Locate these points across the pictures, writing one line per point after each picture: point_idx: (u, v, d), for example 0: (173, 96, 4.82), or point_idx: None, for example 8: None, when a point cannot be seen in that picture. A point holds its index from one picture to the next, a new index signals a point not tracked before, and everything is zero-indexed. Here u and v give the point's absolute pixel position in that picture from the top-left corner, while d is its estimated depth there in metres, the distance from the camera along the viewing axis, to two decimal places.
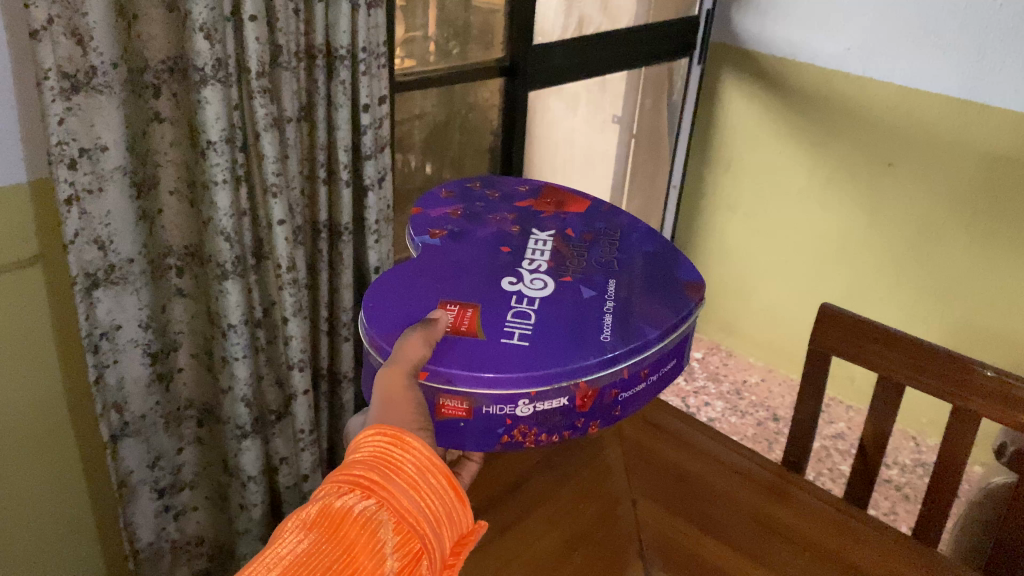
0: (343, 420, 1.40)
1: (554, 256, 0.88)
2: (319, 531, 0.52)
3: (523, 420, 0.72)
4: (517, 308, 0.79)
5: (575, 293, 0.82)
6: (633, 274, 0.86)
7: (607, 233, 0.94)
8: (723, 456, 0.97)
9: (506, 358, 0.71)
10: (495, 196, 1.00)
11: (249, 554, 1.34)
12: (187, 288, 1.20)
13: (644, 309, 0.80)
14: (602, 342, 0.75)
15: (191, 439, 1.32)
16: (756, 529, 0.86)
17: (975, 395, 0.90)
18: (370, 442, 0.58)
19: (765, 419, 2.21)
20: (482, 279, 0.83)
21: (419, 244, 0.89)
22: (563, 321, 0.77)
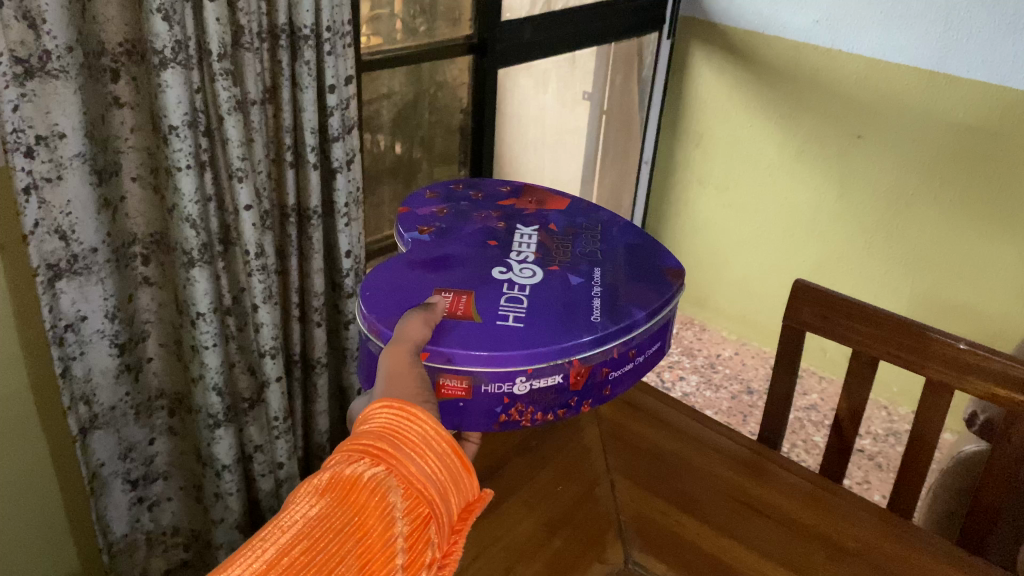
0: (316, 408, 1.38)
1: (537, 249, 0.87)
2: (330, 495, 0.50)
3: (521, 396, 0.71)
4: (509, 294, 0.78)
5: (562, 281, 0.81)
6: (615, 263, 0.86)
7: (587, 226, 0.93)
8: (701, 434, 0.97)
9: (503, 339, 0.71)
10: (477, 197, 0.98)
11: (226, 543, 1.34)
12: (153, 276, 1.17)
13: (625, 293, 0.80)
14: (592, 323, 0.74)
15: (163, 429, 1.30)
16: (734, 506, 0.86)
17: (943, 367, 0.89)
18: (378, 415, 0.55)
19: (739, 392, 2.22)
20: (472, 272, 0.81)
21: (411, 243, 0.87)
22: (551, 306, 0.76)
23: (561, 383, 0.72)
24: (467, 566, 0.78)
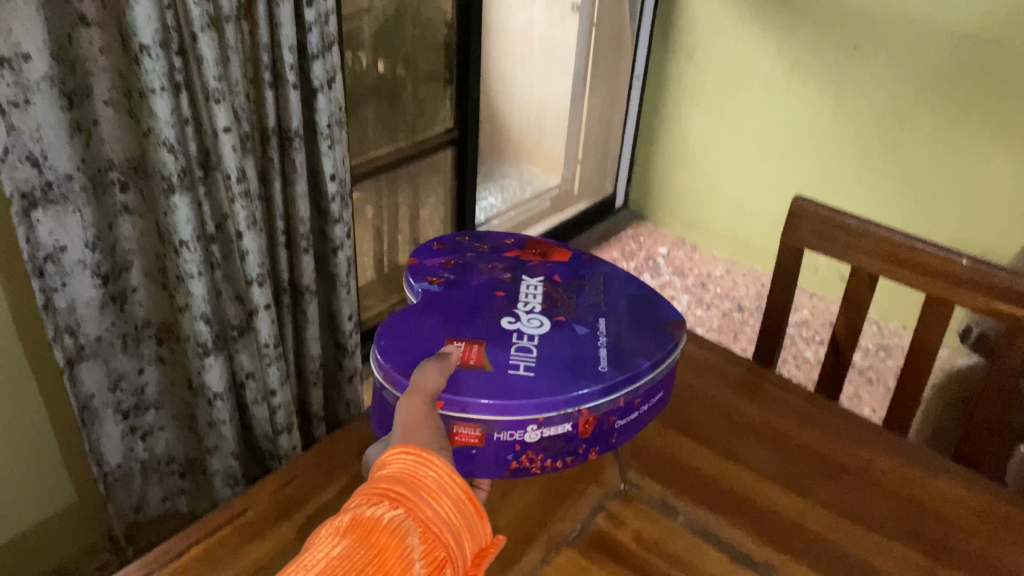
0: (306, 334, 1.37)
1: (544, 294, 0.82)
2: (350, 536, 0.48)
3: (530, 442, 0.68)
4: (517, 343, 0.73)
5: (568, 331, 0.76)
6: (619, 309, 0.81)
7: (589, 273, 0.86)
8: (698, 357, 0.95)
9: (513, 390, 0.67)
10: (483, 247, 0.89)
11: (222, 470, 1.34)
12: (133, 204, 1.13)
13: (629, 343, 0.75)
14: (599, 372, 0.70)
15: (152, 359, 1.28)
16: (730, 427, 0.86)
17: (926, 275, 0.89)
18: (397, 461, 0.53)
19: (730, 310, 2.19)
20: (480, 318, 0.77)
21: (422, 293, 0.80)
22: (558, 355, 0.72)
23: (570, 431, 0.69)
24: None
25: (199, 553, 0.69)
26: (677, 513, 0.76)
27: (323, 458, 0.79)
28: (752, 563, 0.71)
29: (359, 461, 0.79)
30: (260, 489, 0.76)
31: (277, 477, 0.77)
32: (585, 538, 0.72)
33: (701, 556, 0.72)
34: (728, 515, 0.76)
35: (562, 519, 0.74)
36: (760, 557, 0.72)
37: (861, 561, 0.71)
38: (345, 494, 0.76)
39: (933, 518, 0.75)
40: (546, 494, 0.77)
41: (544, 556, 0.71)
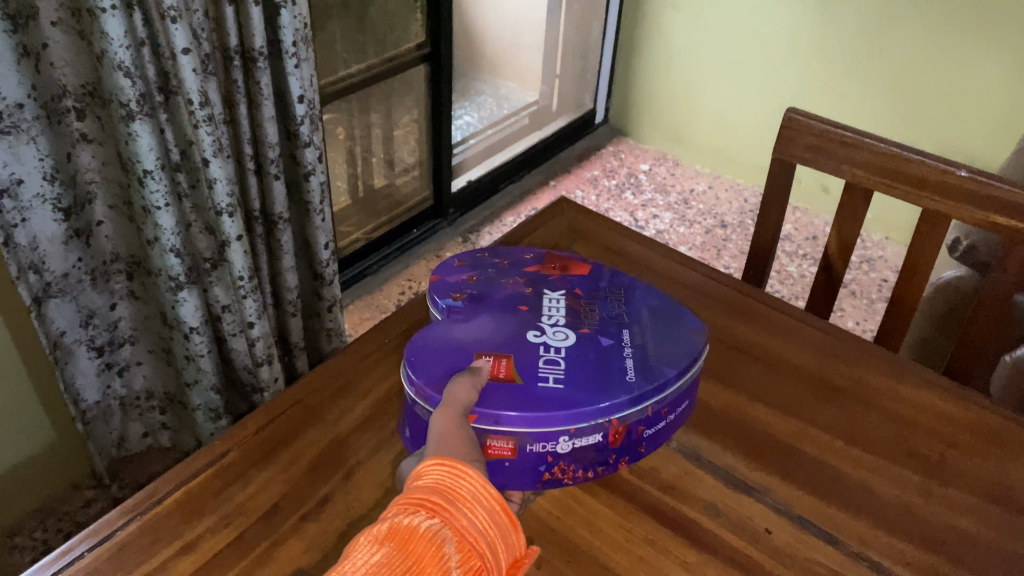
0: (282, 263, 1.32)
1: (569, 301, 0.74)
2: (389, 544, 0.46)
3: (562, 454, 0.62)
4: (542, 355, 0.66)
5: (596, 340, 0.68)
6: (648, 312, 0.73)
7: (614, 279, 0.78)
8: (686, 278, 0.93)
9: (542, 406, 0.60)
10: (503, 259, 0.81)
11: (202, 404, 1.32)
12: (91, 132, 1.06)
13: (658, 351, 0.68)
14: (629, 381, 0.63)
15: (123, 293, 1.24)
16: (722, 350, 0.84)
17: (926, 192, 0.86)
18: (431, 474, 0.51)
19: (713, 227, 2.16)
20: (503, 329, 0.69)
21: (444, 307, 0.72)
22: (586, 365, 0.65)
23: (600, 443, 0.62)
24: None
25: (182, 498, 0.67)
26: (670, 440, 0.74)
27: (305, 394, 0.76)
28: (747, 488, 0.70)
29: (343, 396, 0.76)
30: (242, 429, 0.73)
31: (259, 416, 0.74)
32: None
33: (695, 482, 0.71)
34: (722, 440, 0.74)
35: None
36: (756, 482, 0.71)
37: (857, 483, 0.70)
38: (330, 432, 0.73)
39: (928, 436, 0.74)
40: None
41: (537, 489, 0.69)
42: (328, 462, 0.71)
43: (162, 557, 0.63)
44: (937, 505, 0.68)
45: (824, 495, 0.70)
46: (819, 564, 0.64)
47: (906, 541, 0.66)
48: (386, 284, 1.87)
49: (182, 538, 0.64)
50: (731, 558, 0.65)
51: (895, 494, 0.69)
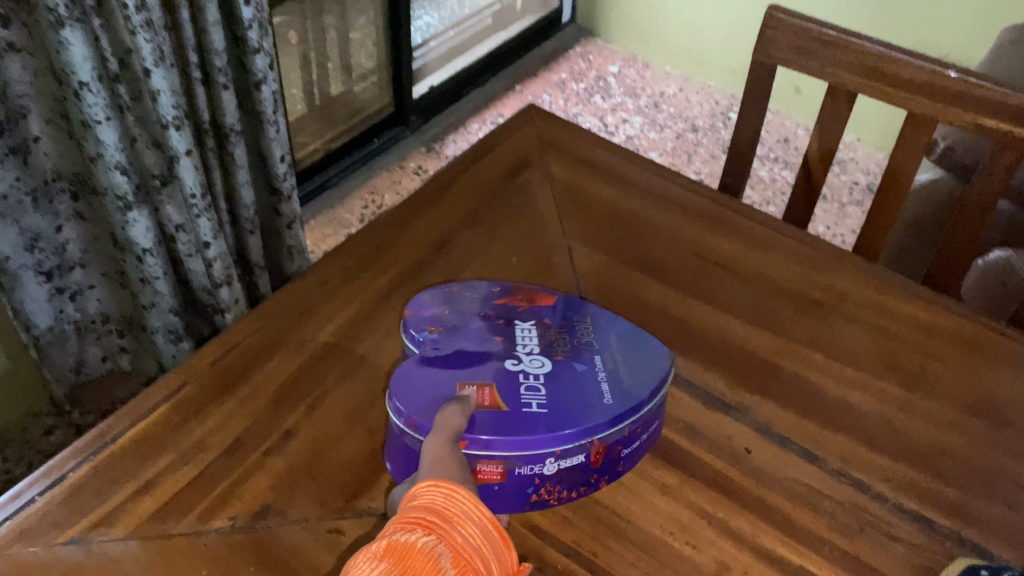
0: (237, 178, 1.26)
1: (538, 327, 0.63)
2: (388, 563, 0.42)
3: (546, 474, 0.54)
4: (522, 382, 0.57)
5: (571, 364, 0.59)
6: (616, 334, 0.63)
7: (585, 305, 0.66)
8: (661, 190, 0.89)
9: (525, 435, 0.53)
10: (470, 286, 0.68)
11: (161, 327, 1.28)
12: (18, 41, 0.98)
13: (635, 373, 0.59)
14: (610, 405, 0.55)
15: (70, 215, 1.17)
16: (699, 265, 0.81)
17: (910, 93, 0.82)
18: (425, 491, 0.46)
19: (684, 131, 2.10)
20: (474, 358, 0.58)
21: (415, 340, 0.60)
22: (566, 389, 0.56)
23: (585, 464, 0.55)
24: None
25: (137, 436, 0.63)
26: None
27: (265, 322, 0.72)
28: (725, 407, 0.68)
29: (305, 324, 0.73)
30: (198, 360, 0.69)
31: (217, 346, 0.70)
32: None
33: (673, 402, 0.69)
34: (701, 360, 0.72)
35: None
36: (734, 400, 0.69)
37: (836, 398, 0.69)
38: (292, 361, 0.70)
39: (908, 348, 0.73)
40: None
41: None
42: (292, 393, 0.67)
43: (119, 498, 0.60)
44: (917, 418, 0.67)
45: (803, 412, 0.68)
46: (798, 483, 0.63)
47: (886, 457, 0.65)
48: (347, 199, 1.81)
49: (140, 477, 0.61)
50: (711, 480, 0.63)
51: (875, 409, 0.68)
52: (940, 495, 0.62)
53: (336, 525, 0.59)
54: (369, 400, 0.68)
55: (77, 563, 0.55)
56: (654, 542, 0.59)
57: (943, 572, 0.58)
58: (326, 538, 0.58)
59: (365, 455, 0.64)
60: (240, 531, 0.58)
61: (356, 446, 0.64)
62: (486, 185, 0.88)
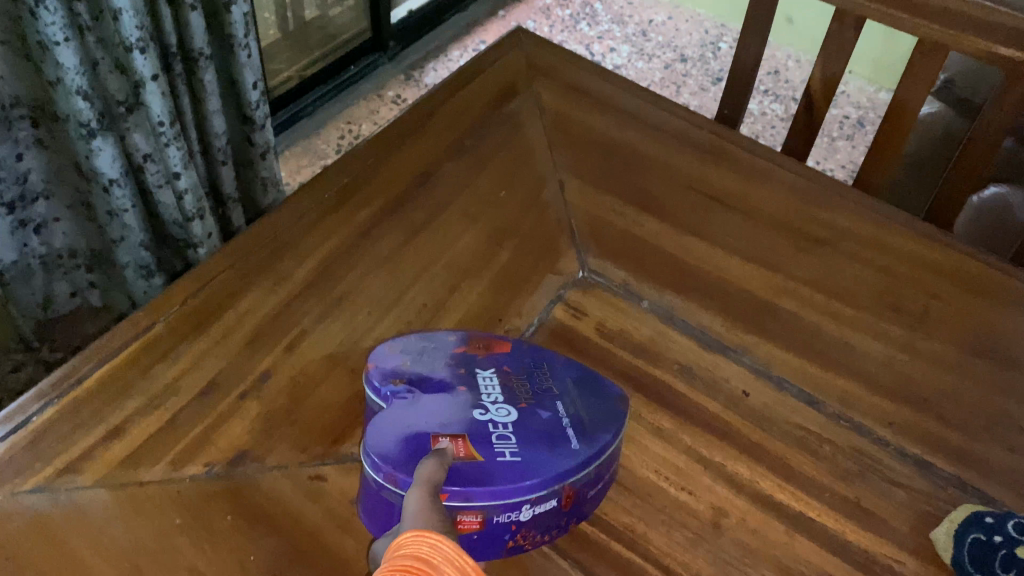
0: (207, 106, 1.19)
1: (500, 374, 0.56)
2: None
3: (522, 522, 0.50)
4: (492, 431, 0.51)
5: (538, 411, 0.54)
6: (574, 376, 0.58)
7: (543, 352, 0.60)
8: (657, 120, 0.85)
9: (503, 485, 0.48)
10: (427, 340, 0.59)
11: (132, 262, 1.23)
12: None
13: (601, 418, 0.54)
14: (582, 449, 0.51)
15: (30, 143, 1.11)
16: (696, 200, 0.77)
17: (921, 18, 0.78)
18: (411, 541, 0.36)
19: (673, 61, 2.04)
20: (437, 408, 0.52)
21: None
22: (536, 436, 0.51)
23: (561, 510, 0.51)
24: (406, 290, 0.68)
25: (104, 378, 0.60)
26: (642, 300, 0.69)
27: (239, 258, 0.68)
28: (722, 348, 0.66)
29: (281, 260, 0.68)
30: (168, 298, 0.65)
31: (188, 283, 0.66)
32: (544, 335, 0.66)
33: (669, 344, 0.66)
34: (698, 299, 0.69)
35: (517, 314, 0.67)
36: (732, 342, 0.66)
37: (837, 339, 0.66)
38: (269, 300, 0.66)
39: (911, 287, 0.70)
40: (497, 286, 0.69)
41: None
42: (269, 333, 0.64)
43: (86, 445, 0.56)
44: (920, 360, 0.65)
45: (803, 353, 0.66)
46: (798, 428, 0.61)
47: (887, 399, 0.63)
48: (323, 129, 1.74)
49: (107, 422, 0.58)
50: (708, 424, 0.61)
51: (876, 350, 0.66)
52: (943, 440, 0.60)
53: (317, 472, 0.57)
54: (350, 341, 0.64)
55: (42, 513, 0.52)
56: (649, 489, 0.57)
57: (945, 518, 0.56)
58: (307, 486, 0.56)
59: (348, 398, 0.61)
60: (217, 479, 0.55)
61: (338, 389, 0.61)
62: (472, 114, 0.83)
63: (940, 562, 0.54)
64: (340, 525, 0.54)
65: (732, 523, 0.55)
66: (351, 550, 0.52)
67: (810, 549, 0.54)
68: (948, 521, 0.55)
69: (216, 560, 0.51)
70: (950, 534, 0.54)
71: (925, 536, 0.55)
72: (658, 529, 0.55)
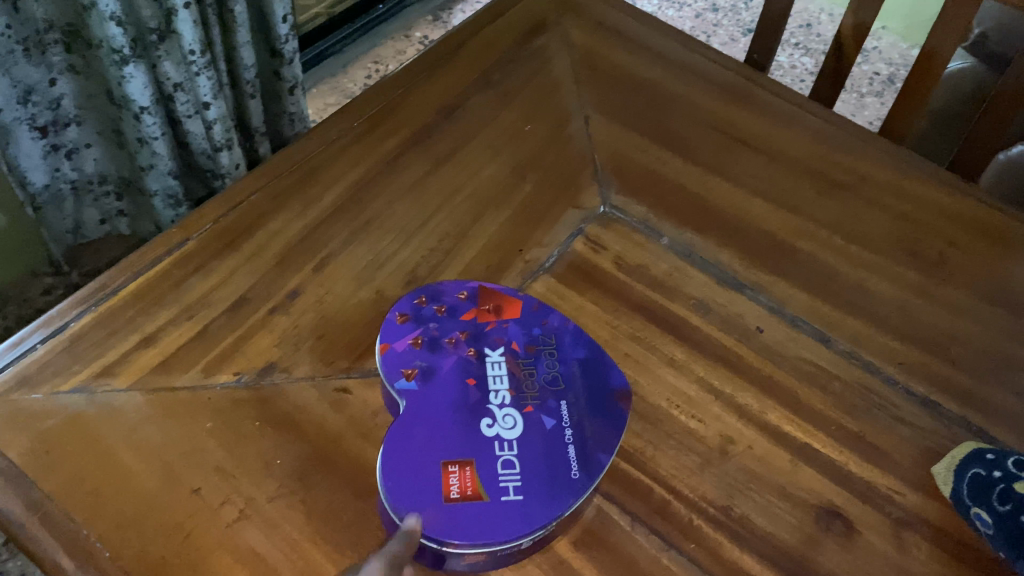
0: (237, 36, 1.20)
1: (508, 366, 0.57)
2: None
3: (520, 553, 0.51)
4: (496, 454, 0.52)
5: (543, 418, 0.54)
6: (581, 359, 0.58)
7: (551, 323, 0.60)
8: (686, 61, 0.85)
9: (503, 534, 0.48)
10: (438, 314, 0.59)
11: (160, 190, 1.25)
12: None
13: (604, 426, 0.54)
14: (582, 480, 0.51)
15: (63, 67, 1.13)
16: (720, 140, 0.78)
17: None
18: None
19: (704, 11, 2.01)
20: (447, 423, 0.53)
21: (392, 388, 0.55)
22: (538, 460, 0.52)
23: (560, 531, 0.52)
24: (430, 218, 0.69)
25: (137, 290, 0.62)
26: (661, 237, 0.70)
27: (269, 181, 0.70)
28: (738, 285, 0.67)
29: (309, 184, 0.70)
30: (200, 216, 0.67)
31: (219, 203, 0.68)
32: (564, 265, 0.67)
33: (685, 279, 0.67)
34: (716, 237, 0.70)
35: (538, 244, 0.68)
36: (748, 279, 0.68)
37: (852, 281, 0.68)
38: (296, 223, 0.68)
39: (928, 233, 0.71)
40: (519, 217, 0.70)
41: (521, 284, 0.65)
42: (297, 253, 0.66)
43: (120, 350, 0.59)
44: (932, 304, 0.66)
45: (817, 293, 0.67)
46: (809, 363, 0.63)
47: (897, 340, 0.64)
48: (349, 67, 1.74)
49: (140, 331, 0.60)
50: (720, 355, 0.63)
51: (889, 292, 0.67)
52: (950, 381, 0.62)
53: (341, 384, 0.58)
54: (375, 264, 0.66)
55: (79, 412, 0.55)
56: (660, 414, 0.59)
57: (947, 454, 0.58)
58: (331, 397, 0.58)
59: (371, 315, 0.63)
60: (245, 387, 0.58)
61: (362, 308, 0.63)
62: (500, 48, 0.84)
63: (938, 495, 0.56)
64: (362, 435, 0.56)
65: (739, 450, 0.57)
66: (372, 457, 0.55)
67: (813, 477, 0.56)
68: (949, 456, 0.57)
69: (245, 463, 0.54)
70: (950, 469, 0.56)
71: (926, 470, 0.57)
72: (666, 452, 0.57)
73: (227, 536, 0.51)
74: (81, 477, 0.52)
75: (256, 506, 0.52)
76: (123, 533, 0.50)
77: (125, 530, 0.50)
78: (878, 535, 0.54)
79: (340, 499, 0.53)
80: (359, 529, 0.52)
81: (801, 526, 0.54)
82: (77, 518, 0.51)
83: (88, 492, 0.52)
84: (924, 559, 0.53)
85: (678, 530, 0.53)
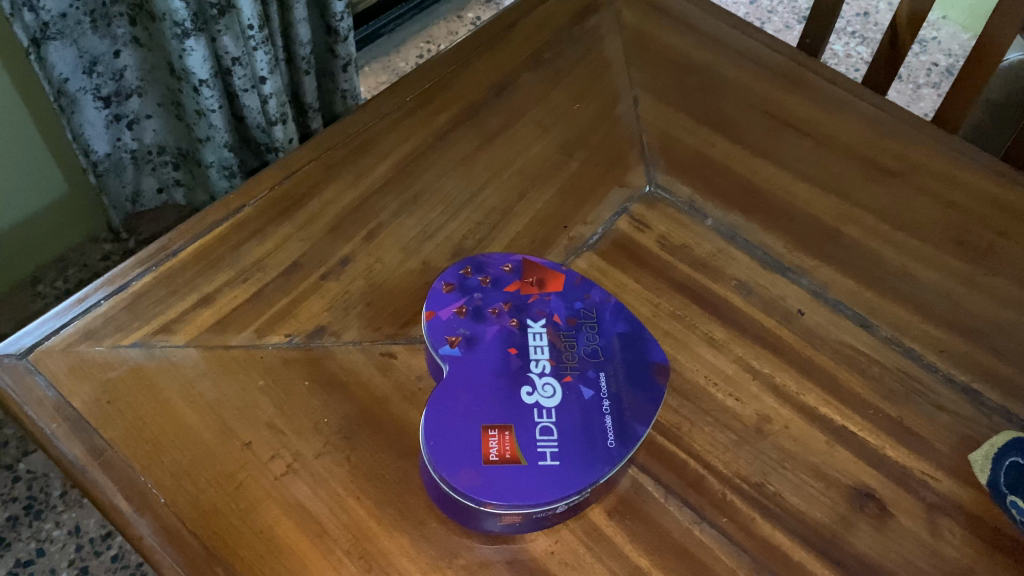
0: (294, 12, 1.22)
1: (550, 337, 0.58)
2: None
3: (556, 517, 0.52)
4: (535, 420, 0.53)
5: (582, 388, 0.55)
6: (621, 332, 0.59)
7: (593, 297, 0.61)
8: (738, 44, 0.85)
9: (539, 497, 0.50)
10: (484, 284, 0.61)
11: (215, 161, 1.27)
12: None
13: (642, 398, 0.55)
14: (618, 449, 0.53)
15: (127, 40, 1.16)
16: (769, 124, 0.78)
17: None
18: None
19: None
20: (490, 390, 0.55)
21: (438, 354, 0.57)
22: (575, 428, 0.53)
23: (596, 498, 0.53)
24: (478, 192, 0.71)
25: (195, 252, 0.64)
26: (706, 218, 0.71)
27: (323, 151, 0.72)
28: (781, 267, 0.67)
29: (362, 156, 0.72)
30: (257, 183, 0.69)
31: (275, 171, 0.70)
32: (608, 242, 0.68)
33: (729, 261, 0.68)
34: (760, 219, 0.71)
35: (583, 221, 0.69)
36: (791, 263, 0.68)
37: (897, 268, 0.68)
38: (349, 192, 0.70)
39: (978, 223, 0.70)
40: (565, 194, 0.71)
41: (565, 260, 0.67)
42: (349, 222, 0.68)
43: (178, 310, 0.61)
44: (978, 294, 0.66)
45: (861, 278, 0.67)
46: (848, 347, 0.63)
47: (941, 328, 0.64)
48: (402, 46, 1.76)
49: (198, 292, 0.63)
50: (759, 335, 0.63)
51: (934, 281, 0.67)
52: (993, 371, 0.62)
53: (387, 349, 0.60)
54: (423, 235, 0.67)
55: (139, 365, 0.58)
56: (698, 391, 0.59)
57: (986, 442, 0.58)
58: (378, 361, 0.60)
59: (419, 284, 0.64)
60: (296, 348, 0.60)
61: (410, 277, 0.65)
62: (552, 28, 0.84)
63: (975, 483, 0.56)
64: (406, 397, 0.58)
65: (775, 430, 0.58)
66: (415, 420, 0.57)
67: (849, 458, 0.57)
68: (988, 444, 0.57)
69: (294, 420, 0.56)
70: (988, 457, 0.57)
71: (964, 457, 0.57)
72: (702, 428, 0.58)
73: (275, 488, 0.53)
74: (139, 426, 0.55)
75: (304, 461, 0.54)
76: (178, 481, 0.53)
77: (180, 479, 0.53)
78: (912, 519, 0.54)
79: (384, 458, 0.55)
80: (401, 487, 0.54)
81: (835, 506, 0.55)
82: (135, 465, 0.54)
83: (146, 441, 0.54)
84: (958, 545, 0.54)
85: (711, 504, 0.54)
